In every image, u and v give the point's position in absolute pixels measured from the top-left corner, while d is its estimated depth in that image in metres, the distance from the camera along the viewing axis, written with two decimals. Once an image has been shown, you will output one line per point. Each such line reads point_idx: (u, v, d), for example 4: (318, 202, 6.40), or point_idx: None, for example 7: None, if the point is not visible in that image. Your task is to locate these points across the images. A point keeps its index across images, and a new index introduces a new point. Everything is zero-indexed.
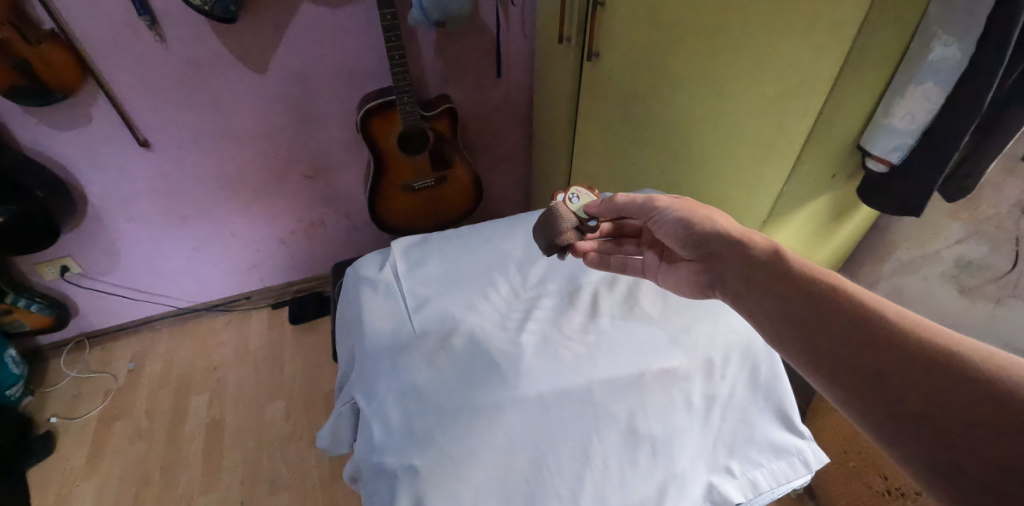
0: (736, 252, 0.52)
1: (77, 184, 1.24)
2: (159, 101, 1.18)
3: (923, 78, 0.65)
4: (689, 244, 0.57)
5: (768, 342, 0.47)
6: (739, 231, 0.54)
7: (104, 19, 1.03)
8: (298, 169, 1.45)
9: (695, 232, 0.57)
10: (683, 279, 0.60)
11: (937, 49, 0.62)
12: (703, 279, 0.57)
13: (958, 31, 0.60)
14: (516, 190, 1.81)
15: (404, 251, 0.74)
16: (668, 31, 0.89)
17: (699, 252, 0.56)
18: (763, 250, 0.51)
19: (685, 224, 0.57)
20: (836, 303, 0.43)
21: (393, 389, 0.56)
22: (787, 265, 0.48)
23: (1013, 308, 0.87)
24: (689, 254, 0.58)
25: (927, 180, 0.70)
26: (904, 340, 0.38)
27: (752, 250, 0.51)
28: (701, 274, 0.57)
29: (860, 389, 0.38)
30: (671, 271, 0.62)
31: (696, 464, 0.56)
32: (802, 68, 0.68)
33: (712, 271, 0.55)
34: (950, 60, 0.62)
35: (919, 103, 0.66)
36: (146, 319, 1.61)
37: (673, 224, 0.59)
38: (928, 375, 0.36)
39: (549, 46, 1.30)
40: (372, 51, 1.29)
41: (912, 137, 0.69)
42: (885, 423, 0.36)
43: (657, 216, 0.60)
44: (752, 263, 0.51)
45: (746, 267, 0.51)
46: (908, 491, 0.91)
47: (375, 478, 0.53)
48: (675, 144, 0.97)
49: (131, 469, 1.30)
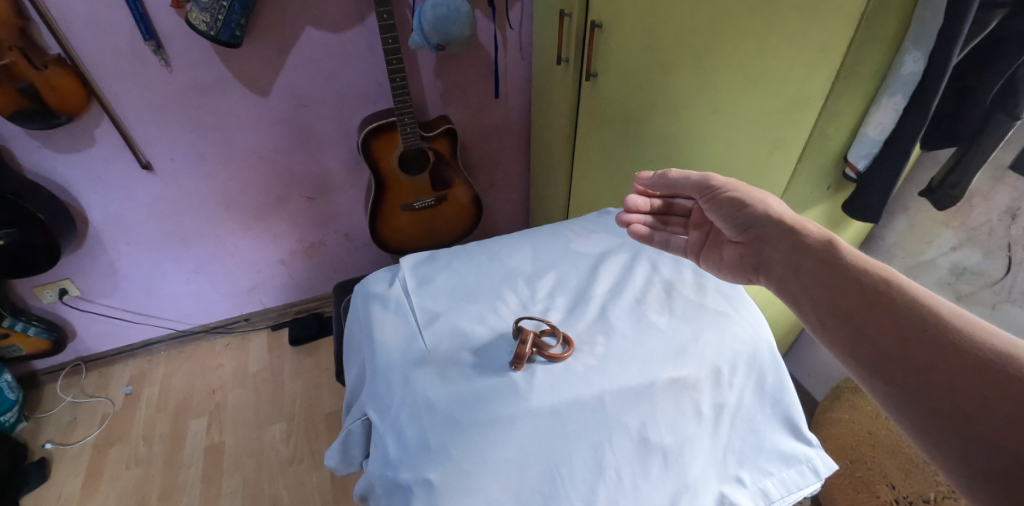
0: (785, 238, 0.56)
1: (77, 206, 1.24)
2: (162, 124, 1.20)
3: (894, 91, 0.68)
4: (739, 227, 0.61)
5: (812, 328, 0.50)
6: (791, 218, 0.57)
7: (111, 45, 1.06)
8: (298, 190, 1.46)
9: (745, 214, 0.60)
10: (727, 260, 0.64)
11: (908, 64, 0.65)
12: (748, 261, 0.61)
13: (925, 46, 0.63)
14: (515, 207, 1.83)
15: (413, 268, 0.75)
16: (663, 52, 0.92)
17: (747, 235, 0.60)
18: (816, 241, 0.53)
19: (738, 204, 0.61)
20: (887, 296, 0.45)
21: (406, 403, 0.56)
22: (833, 254, 0.51)
23: (1010, 313, 0.88)
24: (738, 236, 0.62)
25: (886, 188, 0.75)
26: (956, 338, 0.40)
27: (803, 238, 0.54)
28: (747, 258, 0.61)
29: (905, 384, 0.40)
30: (715, 251, 0.66)
31: (707, 474, 0.57)
32: (795, 85, 0.71)
33: (760, 254, 0.59)
34: (918, 75, 0.65)
35: (888, 115, 0.69)
36: (144, 342, 1.60)
37: (725, 203, 0.62)
38: (972, 373, 0.37)
39: (547, 66, 1.33)
40: (373, 74, 1.32)
41: (878, 146, 0.73)
42: (929, 419, 0.38)
43: (709, 193, 0.64)
44: (801, 248, 0.54)
45: (795, 256, 0.54)
46: (916, 498, 0.92)
47: (389, 493, 0.53)
48: (673, 159, 0.99)
49: (127, 496, 1.27)
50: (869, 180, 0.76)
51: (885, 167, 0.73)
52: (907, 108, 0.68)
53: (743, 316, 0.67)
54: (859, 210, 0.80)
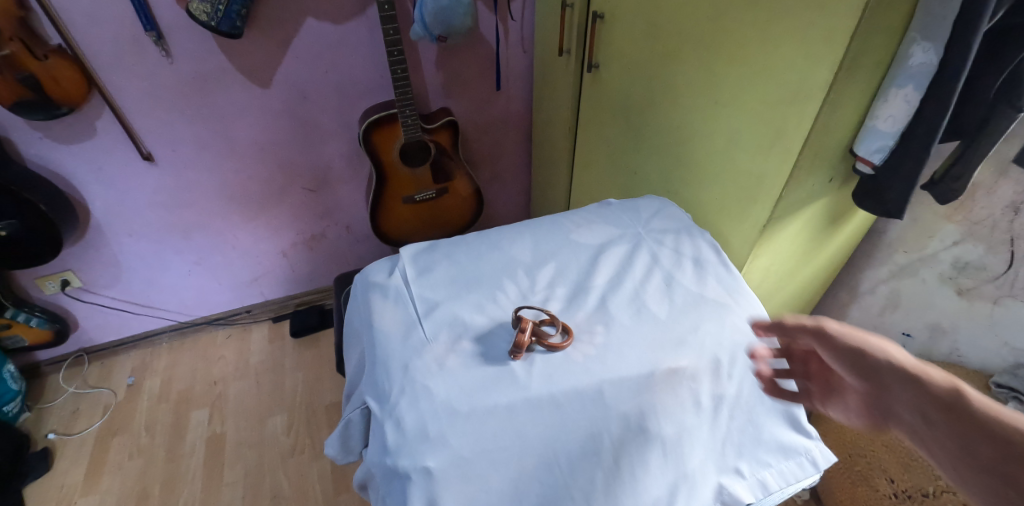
0: (915, 395, 0.43)
1: (79, 197, 1.24)
2: (162, 115, 1.20)
3: (903, 82, 0.67)
4: (858, 377, 0.48)
5: None
6: (917, 365, 0.44)
7: (111, 35, 1.06)
8: (300, 182, 1.46)
9: (862, 364, 0.48)
10: (859, 417, 0.50)
11: (916, 55, 0.65)
12: (880, 420, 0.47)
13: (936, 36, 0.63)
14: (516, 200, 1.83)
15: (413, 258, 0.74)
16: (666, 42, 0.92)
17: (870, 387, 0.47)
18: (955, 396, 0.40)
19: (851, 352, 0.49)
20: None
21: (404, 391, 0.56)
22: (975, 413, 0.39)
23: (1011, 308, 0.90)
24: (860, 387, 0.48)
25: (909, 182, 0.73)
26: None
27: (937, 394, 0.41)
28: (877, 415, 0.47)
29: None
30: (844, 404, 0.52)
31: (706, 465, 0.58)
32: (798, 74, 0.70)
33: (893, 413, 0.45)
34: (931, 65, 0.65)
35: (900, 107, 0.68)
36: (146, 334, 1.61)
37: (837, 350, 0.50)
38: None
39: (549, 58, 1.33)
40: (374, 65, 1.31)
41: (891, 140, 0.71)
42: None
43: (817, 338, 0.52)
44: (930, 402, 0.42)
45: (937, 424, 0.40)
46: (914, 493, 0.91)
47: (388, 481, 0.52)
48: (674, 152, 0.98)
49: (130, 486, 1.28)
50: (889, 174, 0.75)
51: (908, 160, 0.72)
52: (920, 100, 0.67)
53: (743, 307, 0.67)
54: (881, 205, 0.79)
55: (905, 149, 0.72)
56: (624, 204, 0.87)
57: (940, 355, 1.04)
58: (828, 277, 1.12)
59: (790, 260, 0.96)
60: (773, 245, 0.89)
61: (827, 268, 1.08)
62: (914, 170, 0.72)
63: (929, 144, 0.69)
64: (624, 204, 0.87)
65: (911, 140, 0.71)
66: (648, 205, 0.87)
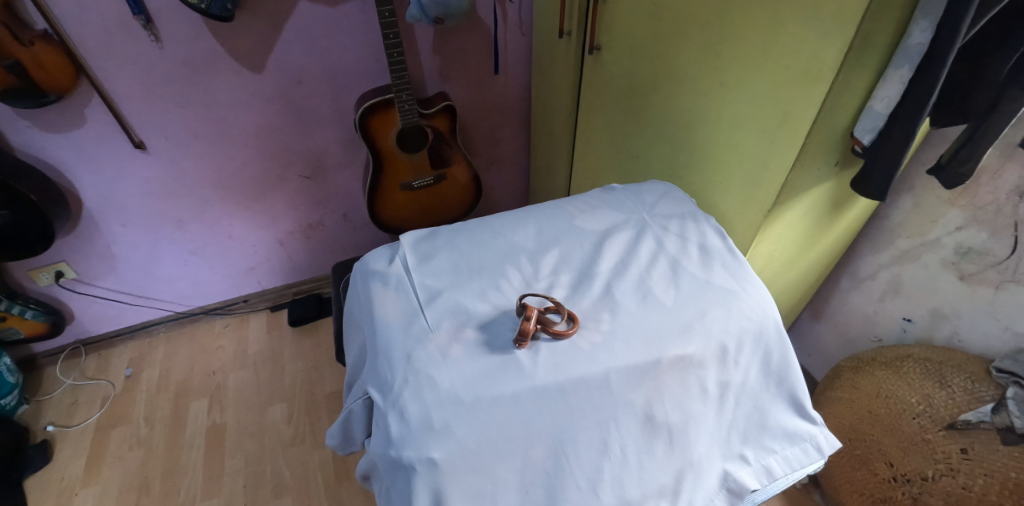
0: None
1: (70, 187, 1.22)
2: (153, 102, 1.17)
3: (900, 63, 0.65)
4: None
5: None
6: None
7: (98, 19, 1.02)
8: (295, 169, 1.43)
9: None
10: None
11: (915, 34, 0.63)
12: None
13: (933, 15, 0.61)
14: (515, 187, 1.81)
15: (413, 245, 0.73)
16: (669, 20, 0.89)
17: None
18: None
19: None
20: None
21: (407, 381, 0.54)
22: None
23: (1013, 293, 0.89)
24: None
25: (892, 163, 0.72)
26: None
27: None
28: None
29: None
30: None
31: (711, 452, 0.58)
32: (805, 55, 0.68)
33: None
34: (925, 46, 0.62)
35: (894, 88, 0.67)
36: (143, 324, 1.59)
37: None
38: None
39: (549, 40, 1.30)
40: (369, 49, 1.28)
41: (883, 121, 0.70)
42: None
43: None
44: None
45: None
46: (914, 476, 0.92)
47: (392, 473, 0.51)
48: (678, 136, 0.97)
49: (131, 477, 1.28)
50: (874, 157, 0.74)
51: (892, 141, 0.70)
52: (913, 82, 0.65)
53: (749, 293, 0.66)
54: (866, 188, 0.77)
55: (889, 130, 0.70)
56: (630, 190, 0.86)
57: (939, 339, 1.04)
58: (831, 261, 1.11)
59: (793, 245, 0.95)
60: (776, 230, 0.88)
61: (830, 253, 1.07)
62: (897, 153, 0.70)
63: (912, 128, 0.67)
64: (629, 189, 0.86)
65: (894, 121, 0.69)
66: (652, 189, 0.86)
